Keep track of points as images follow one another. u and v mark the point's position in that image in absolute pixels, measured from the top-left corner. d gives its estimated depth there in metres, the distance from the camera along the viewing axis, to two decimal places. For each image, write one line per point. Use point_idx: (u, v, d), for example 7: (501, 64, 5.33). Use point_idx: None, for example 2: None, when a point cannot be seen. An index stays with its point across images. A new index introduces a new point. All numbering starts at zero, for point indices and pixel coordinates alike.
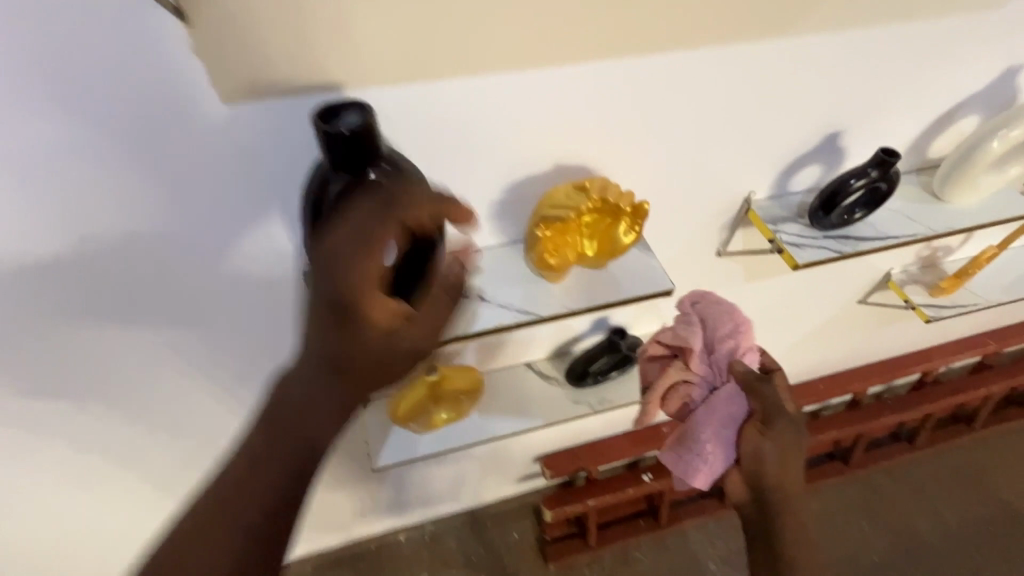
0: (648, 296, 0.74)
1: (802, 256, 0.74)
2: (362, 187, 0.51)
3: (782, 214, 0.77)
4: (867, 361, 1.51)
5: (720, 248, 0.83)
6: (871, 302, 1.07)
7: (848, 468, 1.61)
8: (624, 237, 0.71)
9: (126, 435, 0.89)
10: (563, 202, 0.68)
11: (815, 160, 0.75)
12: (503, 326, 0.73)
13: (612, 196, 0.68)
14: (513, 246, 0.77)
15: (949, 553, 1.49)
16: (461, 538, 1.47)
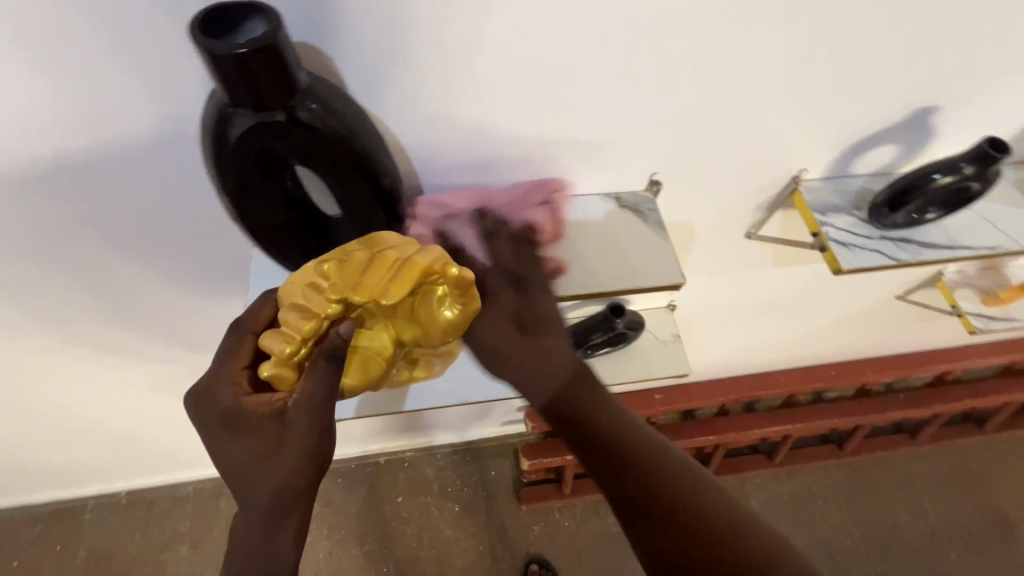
0: (656, 288, 0.64)
1: (847, 260, 0.61)
2: (295, 142, 0.41)
3: (835, 204, 0.63)
4: (888, 354, 1.40)
5: (750, 230, 0.72)
6: (911, 299, 0.95)
7: (840, 453, 1.57)
8: (439, 312, 0.51)
9: (91, 351, 0.86)
10: (297, 304, 0.49)
11: (888, 139, 0.60)
12: None
13: (388, 264, 0.48)
14: None
15: (921, 548, 1.49)
16: (440, 469, 1.50)
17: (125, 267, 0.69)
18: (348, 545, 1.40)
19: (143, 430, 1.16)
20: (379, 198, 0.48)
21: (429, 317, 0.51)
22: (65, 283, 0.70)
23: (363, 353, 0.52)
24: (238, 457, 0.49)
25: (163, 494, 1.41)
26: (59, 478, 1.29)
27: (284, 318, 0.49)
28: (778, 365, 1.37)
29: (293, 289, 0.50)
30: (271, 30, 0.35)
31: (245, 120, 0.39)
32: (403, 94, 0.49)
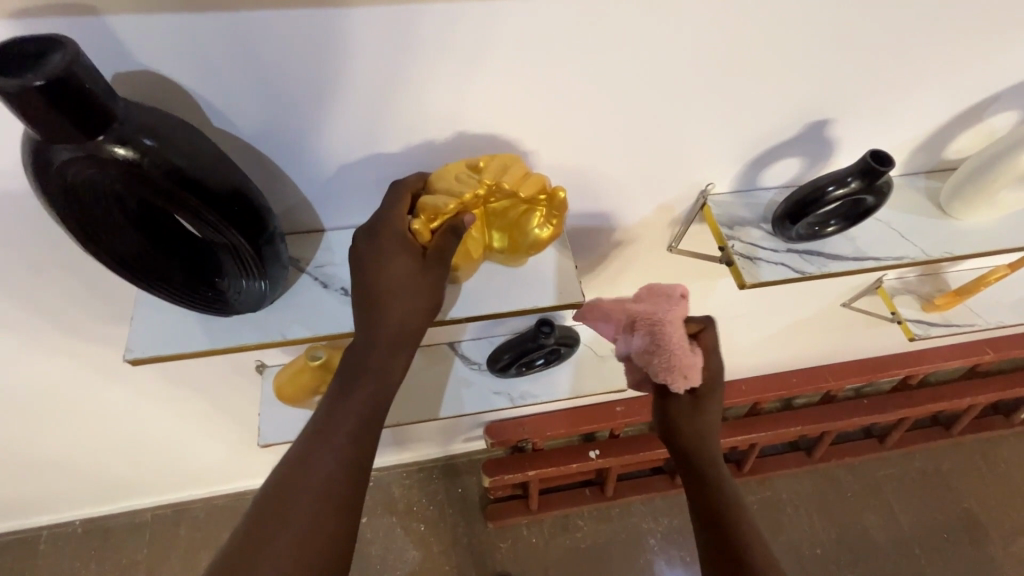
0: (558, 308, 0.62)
1: (753, 274, 0.61)
2: (124, 174, 0.42)
3: (743, 217, 0.63)
4: (849, 359, 1.41)
5: (671, 243, 0.72)
6: (855, 307, 0.96)
7: (809, 461, 1.56)
8: (534, 230, 0.55)
9: (21, 378, 0.84)
10: (442, 188, 0.53)
11: (790, 152, 0.61)
12: None
13: (511, 175, 0.52)
14: None
15: (894, 555, 1.48)
16: (405, 488, 1.47)
17: (38, 295, 0.68)
18: None
19: (91, 457, 1.13)
20: (236, 225, 0.48)
21: (525, 230, 0.55)
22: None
23: (466, 248, 0.56)
24: (389, 299, 0.55)
25: (120, 521, 1.38)
26: (9, 508, 1.26)
27: (432, 195, 0.53)
28: (739, 373, 1.36)
29: (438, 177, 0.54)
30: (69, 61, 0.36)
31: (68, 155, 0.40)
32: (286, 111, 0.49)
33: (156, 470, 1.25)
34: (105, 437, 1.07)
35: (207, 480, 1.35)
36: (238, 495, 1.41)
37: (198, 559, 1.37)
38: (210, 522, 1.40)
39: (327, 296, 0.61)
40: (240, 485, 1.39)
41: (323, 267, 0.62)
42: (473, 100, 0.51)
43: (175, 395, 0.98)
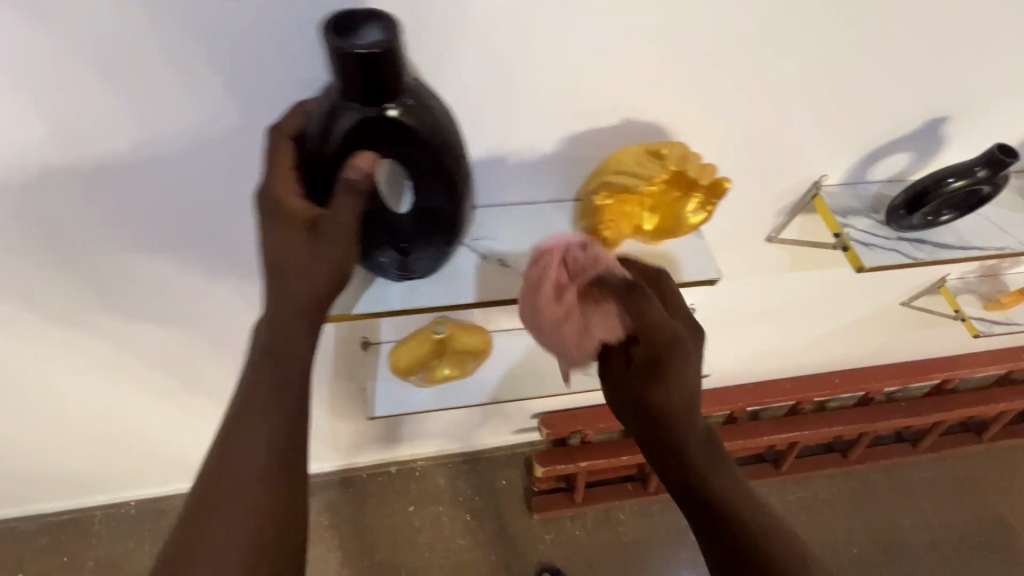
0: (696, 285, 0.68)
1: (868, 258, 0.66)
2: (386, 129, 0.48)
3: (854, 206, 0.67)
4: (888, 361, 1.45)
5: (771, 234, 0.73)
6: (916, 307, 0.99)
7: (845, 462, 1.59)
8: (690, 215, 0.58)
9: (130, 342, 0.89)
10: (627, 170, 0.56)
11: (903, 147, 0.65)
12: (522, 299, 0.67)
13: (691, 167, 0.54)
14: (555, 206, 0.69)
15: (928, 557, 1.51)
16: (451, 478, 1.50)
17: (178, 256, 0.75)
18: (361, 553, 1.40)
19: (163, 433, 1.17)
20: (447, 188, 0.53)
21: (684, 217, 0.58)
22: (129, 266, 0.75)
23: (627, 225, 0.59)
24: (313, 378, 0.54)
25: (174, 503, 1.40)
26: (73, 484, 1.29)
27: (619, 174, 0.56)
28: (785, 372, 1.40)
29: (624, 160, 0.57)
30: (388, 43, 0.43)
31: (351, 115, 0.47)
32: (460, 87, 0.55)
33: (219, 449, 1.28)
34: (184, 410, 1.11)
35: None
36: None
37: None
38: None
39: (484, 266, 0.67)
40: None
41: (481, 241, 0.68)
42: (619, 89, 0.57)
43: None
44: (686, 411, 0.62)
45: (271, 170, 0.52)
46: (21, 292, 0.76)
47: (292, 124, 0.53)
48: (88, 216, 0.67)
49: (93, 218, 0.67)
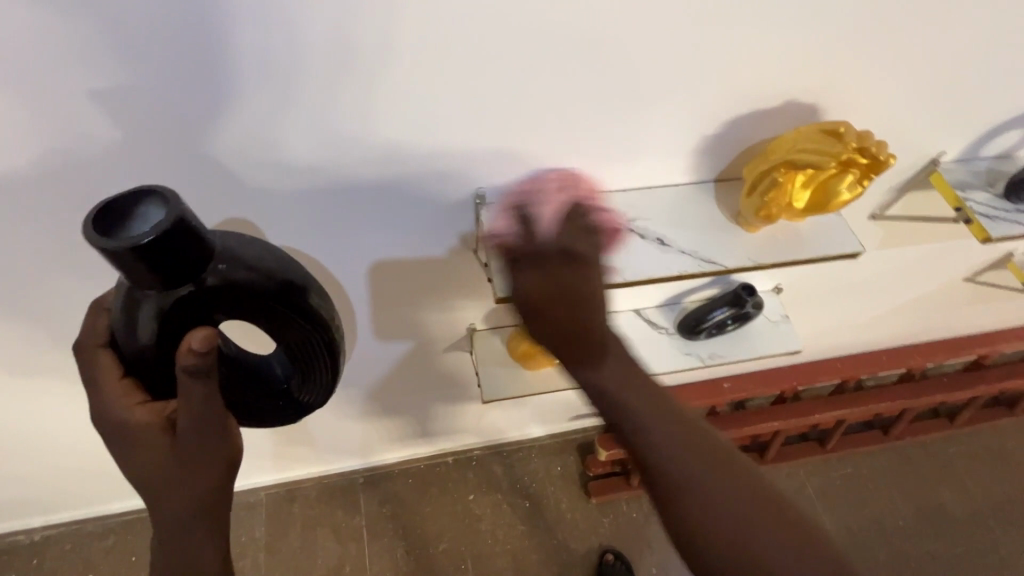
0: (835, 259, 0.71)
1: (995, 229, 0.69)
2: (215, 302, 0.50)
3: (971, 181, 0.70)
4: (930, 338, 1.49)
5: (877, 211, 0.76)
6: (979, 281, 1.03)
7: (887, 438, 1.64)
8: (847, 193, 0.61)
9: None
10: (809, 147, 0.59)
11: (1017, 124, 0.68)
12: (682, 275, 0.71)
13: (867, 147, 0.58)
14: (697, 186, 0.72)
15: (971, 527, 1.56)
16: (507, 467, 1.53)
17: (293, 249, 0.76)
18: (425, 543, 1.42)
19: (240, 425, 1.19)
20: (307, 318, 0.55)
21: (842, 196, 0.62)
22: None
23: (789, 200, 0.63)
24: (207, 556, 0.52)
25: (237, 501, 1.41)
26: None
27: (802, 149, 0.59)
28: (833, 352, 1.44)
29: (804, 138, 0.60)
30: (171, 211, 0.45)
31: (152, 300, 0.48)
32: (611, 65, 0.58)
33: (286, 445, 1.29)
34: None
35: (324, 458, 1.39)
36: (350, 472, 1.46)
37: (314, 537, 1.41)
38: (323, 501, 1.44)
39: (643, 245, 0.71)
40: (354, 462, 1.44)
41: (636, 222, 0.71)
42: (758, 67, 0.59)
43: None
44: (645, 394, 0.57)
45: (99, 389, 0.53)
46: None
47: (98, 329, 0.55)
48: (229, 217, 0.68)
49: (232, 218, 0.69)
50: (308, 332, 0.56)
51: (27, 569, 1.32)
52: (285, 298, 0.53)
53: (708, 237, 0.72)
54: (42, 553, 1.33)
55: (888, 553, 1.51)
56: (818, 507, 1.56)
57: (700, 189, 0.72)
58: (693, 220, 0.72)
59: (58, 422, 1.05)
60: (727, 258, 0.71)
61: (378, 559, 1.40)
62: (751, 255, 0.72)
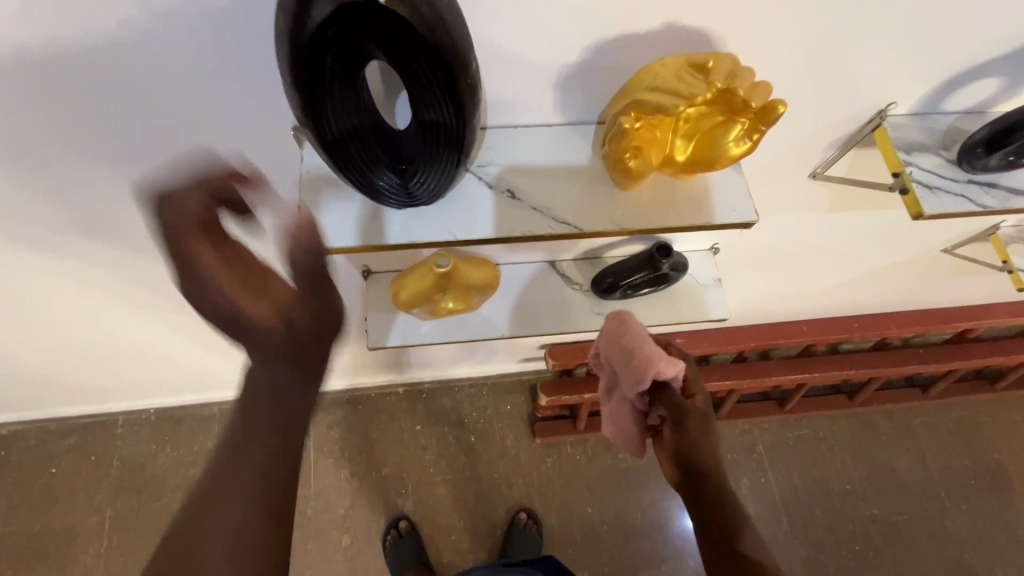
0: (723, 226, 0.59)
1: (931, 204, 0.58)
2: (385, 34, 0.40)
3: (922, 140, 0.59)
4: (909, 308, 1.39)
5: (816, 170, 0.65)
6: (957, 253, 0.92)
7: (850, 404, 1.59)
8: (730, 143, 0.50)
9: (139, 260, 0.87)
10: (665, 86, 0.48)
11: (993, 72, 0.55)
12: (533, 236, 0.58)
13: (740, 85, 0.47)
14: (574, 128, 0.59)
15: (921, 497, 1.54)
16: (456, 401, 1.54)
17: (156, 178, 0.69)
18: (370, 467, 1.47)
19: (175, 348, 1.19)
20: (449, 102, 0.44)
21: (721, 146, 0.50)
22: (135, 188, 0.70)
23: (652, 153, 0.52)
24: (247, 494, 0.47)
25: (192, 413, 1.46)
26: (95, 392, 1.33)
27: (658, 88, 0.49)
28: (801, 315, 1.36)
29: (662, 73, 0.49)
30: None
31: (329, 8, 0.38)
32: None
33: (228, 366, 1.30)
34: (190, 327, 1.11)
35: None
36: None
37: None
38: None
39: (491, 197, 0.59)
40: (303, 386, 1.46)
41: (490, 166, 0.58)
42: None
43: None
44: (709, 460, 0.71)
45: None
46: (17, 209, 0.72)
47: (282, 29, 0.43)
48: (84, 137, 0.61)
49: (77, 142, 0.61)
50: (447, 113, 0.45)
51: None
52: (448, 72, 0.42)
53: (573, 192, 0.59)
54: (10, 446, 1.42)
55: (829, 514, 1.51)
56: (766, 465, 1.55)
57: (577, 132, 0.59)
58: (558, 173, 0.59)
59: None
60: (584, 222, 0.58)
61: (324, 477, 1.45)
62: (620, 219, 0.59)
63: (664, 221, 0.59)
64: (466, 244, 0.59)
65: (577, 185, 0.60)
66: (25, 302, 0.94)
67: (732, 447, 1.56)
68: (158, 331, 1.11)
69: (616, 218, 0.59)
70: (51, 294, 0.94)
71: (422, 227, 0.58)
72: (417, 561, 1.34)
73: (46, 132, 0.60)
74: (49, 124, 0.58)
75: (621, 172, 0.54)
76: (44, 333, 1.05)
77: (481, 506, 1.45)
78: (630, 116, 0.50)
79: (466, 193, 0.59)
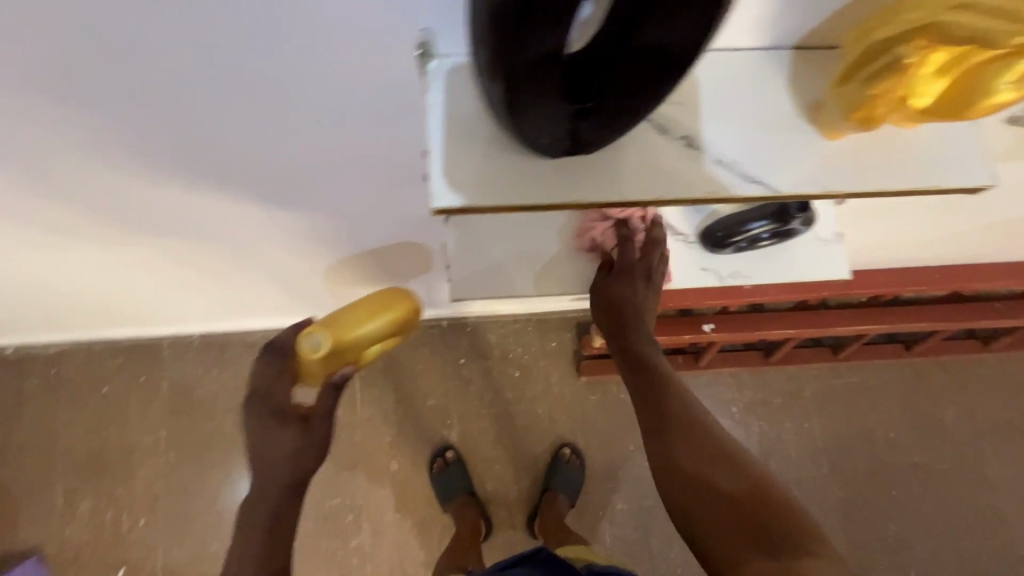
0: (942, 191, 0.52)
1: None
2: None
3: None
4: (999, 260, 1.28)
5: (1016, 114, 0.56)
6: None
7: (907, 354, 1.54)
8: (1007, 91, 0.44)
9: (187, 193, 0.78)
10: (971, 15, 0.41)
11: None
12: (716, 198, 0.52)
13: None
14: (769, 53, 0.53)
15: (965, 447, 1.53)
16: (501, 336, 1.51)
17: (218, 108, 0.59)
18: (415, 398, 1.47)
19: (224, 280, 1.14)
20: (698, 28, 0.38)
21: (993, 92, 0.44)
22: (194, 117, 0.60)
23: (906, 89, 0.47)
24: None
25: (234, 338, 1.44)
26: (138, 316, 1.31)
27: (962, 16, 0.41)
28: (879, 264, 1.26)
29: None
30: None
31: None
32: None
33: (276, 297, 1.26)
34: (234, 258, 1.04)
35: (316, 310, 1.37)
36: None
37: None
38: None
39: (669, 146, 0.51)
40: None
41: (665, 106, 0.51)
42: None
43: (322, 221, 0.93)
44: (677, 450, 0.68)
45: None
46: (54, 138, 0.62)
47: None
48: (143, 55, 0.50)
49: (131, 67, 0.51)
50: (677, 45, 0.39)
51: (48, 377, 1.42)
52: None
53: (767, 142, 0.52)
54: (59, 365, 1.43)
55: (869, 461, 1.51)
56: (811, 411, 1.53)
57: (769, 58, 0.53)
58: (744, 117, 0.52)
59: (22, 269, 0.99)
60: (782, 184, 0.51)
61: (370, 406, 1.46)
62: (824, 179, 0.52)
63: (877, 185, 0.52)
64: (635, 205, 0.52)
65: (762, 132, 0.52)
66: (67, 232, 0.87)
67: (778, 392, 1.54)
68: (202, 262, 1.05)
69: (819, 177, 0.52)
70: (90, 224, 0.86)
71: (583, 183, 0.51)
72: (464, 491, 1.38)
73: (94, 47, 0.48)
74: (99, 37, 0.47)
75: (863, 109, 0.48)
76: (86, 262, 1.00)
77: (525, 440, 1.47)
78: (913, 44, 0.44)
79: (642, 144, 0.52)
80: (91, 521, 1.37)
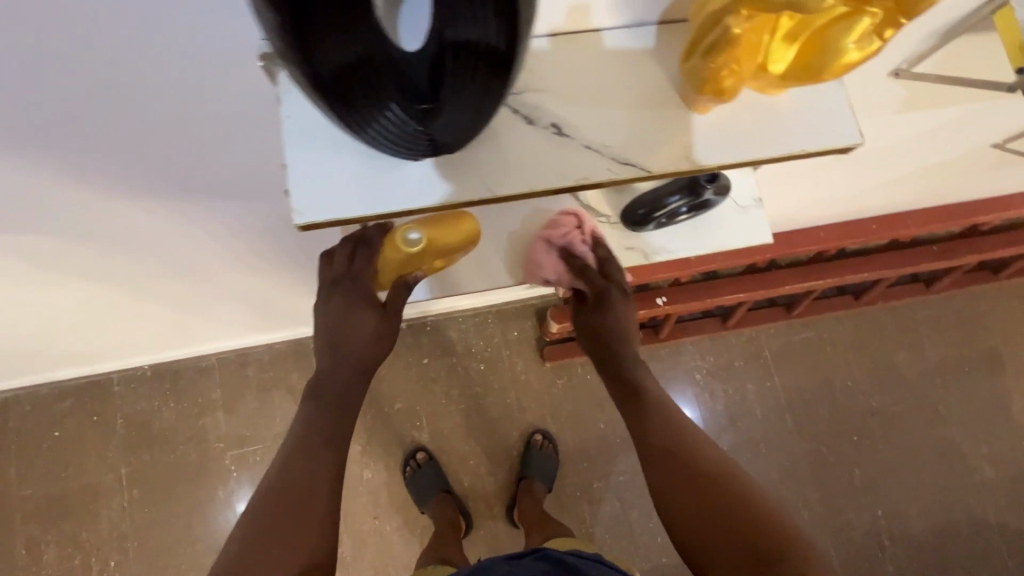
0: (812, 152, 0.53)
1: None
2: None
3: None
4: (929, 206, 1.32)
5: (900, 68, 0.60)
6: (1009, 147, 0.84)
7: (856, 304, 1.58)
8: (851, 49, 0.43)
9: (91, 221, 0.75)
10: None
11: None
12: (585, 183, 0.52)
13: None
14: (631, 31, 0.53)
15: (918, 385, 1.60)
16: (461, 331, 1.50)
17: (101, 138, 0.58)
18: (382, 403, 1.46)
19: (160, 307, 1.11)
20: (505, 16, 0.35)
21: (837, 50, 0.43)
22: (67, 147, 0.58)
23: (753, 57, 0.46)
24: None
25: (188, 364, 1.40)
26: (80, 354, 1.26)
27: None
28: (818, 220, 1.29)
29: None
30: None
31: None
32: None
33: (224, 317, 1.23)
34: (168, 283, 1.00)
35: (267, 325, 1.34)
36: (300, 338, 1.42)
37: (269, 399, 1.41)
38: (276, 363, 1.42)
39: (535, 135, 0.52)
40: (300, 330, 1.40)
41: (527, 94, 0.52)
42: None
43: (251, 236, 0.90)
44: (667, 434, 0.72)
45: None
46: None
47: None
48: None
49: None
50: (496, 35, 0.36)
51: None
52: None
53: (632, 122, 0.52)
54: (4, 412, 1.37)
55: (831, 409, 1.57)
56: (772, 368, 1.57)
57: (634, 36, 0.53)
58: (611, 96, 0.52)
59: None
60: (649, 162, 0.52)
61: None
62: (692, 153, 0.53)
63: (746, 154, 0.53)
64: (504, 198, 0.53)
65: (629, 113, 0.52)
66: None
67: (739, 354, 1.57)
68: (135, 290, 1.01)
69: (687, 153, 0.53)
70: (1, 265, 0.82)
71: (450, 180, 0.51)
72: (440, 489, 1.37)
73: None
74: None
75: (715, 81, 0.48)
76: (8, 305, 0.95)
77: (496, 431, 1.47)
78: (739, 14, 0.43)
79: (513, 139, 0.52)
80: (59, 568, 1.32)
